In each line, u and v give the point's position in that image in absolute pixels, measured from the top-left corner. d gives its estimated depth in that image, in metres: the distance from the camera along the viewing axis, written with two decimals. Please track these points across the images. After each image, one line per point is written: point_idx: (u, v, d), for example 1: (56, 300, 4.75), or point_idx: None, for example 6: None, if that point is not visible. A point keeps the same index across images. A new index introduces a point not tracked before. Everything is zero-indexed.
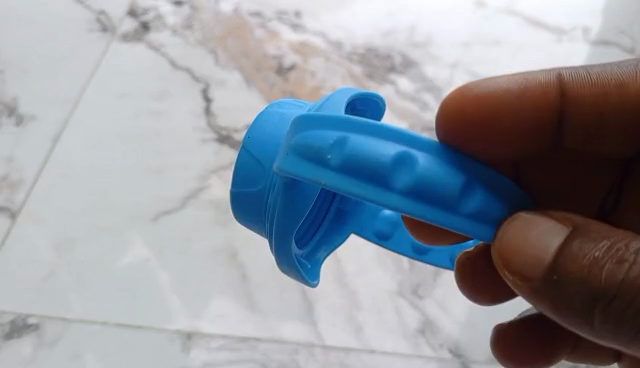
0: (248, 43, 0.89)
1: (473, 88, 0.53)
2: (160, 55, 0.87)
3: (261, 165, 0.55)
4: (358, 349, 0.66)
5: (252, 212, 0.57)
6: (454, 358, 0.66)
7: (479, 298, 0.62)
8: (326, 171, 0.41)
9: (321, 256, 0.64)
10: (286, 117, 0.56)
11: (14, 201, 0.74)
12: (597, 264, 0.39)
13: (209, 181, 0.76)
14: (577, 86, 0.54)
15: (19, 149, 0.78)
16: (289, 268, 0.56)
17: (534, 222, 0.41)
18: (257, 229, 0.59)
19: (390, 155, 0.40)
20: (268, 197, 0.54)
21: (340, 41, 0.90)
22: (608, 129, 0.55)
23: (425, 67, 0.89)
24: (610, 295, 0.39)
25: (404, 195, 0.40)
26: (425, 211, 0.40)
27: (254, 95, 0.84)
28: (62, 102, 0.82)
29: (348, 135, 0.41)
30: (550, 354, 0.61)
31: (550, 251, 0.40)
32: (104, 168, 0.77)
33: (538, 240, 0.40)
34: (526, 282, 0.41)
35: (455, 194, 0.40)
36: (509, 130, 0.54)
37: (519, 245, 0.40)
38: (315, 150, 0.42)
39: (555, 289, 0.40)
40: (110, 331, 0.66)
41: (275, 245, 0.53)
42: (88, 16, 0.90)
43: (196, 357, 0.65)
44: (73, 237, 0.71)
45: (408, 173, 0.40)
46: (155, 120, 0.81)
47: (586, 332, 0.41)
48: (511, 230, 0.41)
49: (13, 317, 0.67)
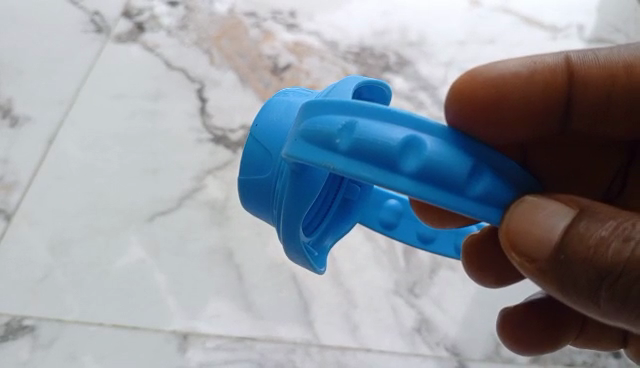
0: (243, 43, 0.89)
1: (483, 73, 0.54)
2: (155, 55, 0.87)
3: (269, 152, 0.56)
4: (355, 348, 0.66)
5: (260, 200, 0.58)
6: (451, 356, 0.66)
7: (484, 281, 0.63)
8: (336, 156, 0.41)
9: (328, 244, 0.63)
10: (292, 105, 0.57)
11: (9, 202, 0.74)
12: (603, 243, 0.39)
13: (205, 181, 0.76)
14: (586, 67, 0.56)
15: (14, 151, 0.78)
16: (299, 255, 0.56)
17: (541, 203, 0.41)
18: (265, 217, 0.59)
19: (398, 138, 0.40)
20: (275, 183, 0.55)
21: (335, 41, 0.90)
22: (615, 111, 0.57)
23: (420, 66, 0.89)
24: (615, 273, 0.39)
25: (413, 178, 0.39)
26: (434, 195, 0.39)
27: (248, 94, 0.84)
28: (57, 104, 0.82)
29: (357, 119, 0.41)
30: (557, 338, 0.61)
31: (556, 231, 0.41)
32: (99, 168, 0.77)
33: (545, 222, 0.41)
34: (533, 262, 0.42)
35: (465, 177, 0.40)
36: (518, 112, 0.56)
37: (527, 227, 0.41)
38: (324, 135, 0.42)
39: (561, 269, 0.41)
40: (106, 332, 0.66)
41: (283, 231, 0.54)
42: (83, 17, 0.90)
43: (192, 357, 0.65)
44: (69, 238, 0.71)
45: (419, 156, 0.40)
46: (150, 120, 0.81)
47: (591, 312, 0.42)
48: (519, 213, 0.41)
49: (8, 319, 0.66)
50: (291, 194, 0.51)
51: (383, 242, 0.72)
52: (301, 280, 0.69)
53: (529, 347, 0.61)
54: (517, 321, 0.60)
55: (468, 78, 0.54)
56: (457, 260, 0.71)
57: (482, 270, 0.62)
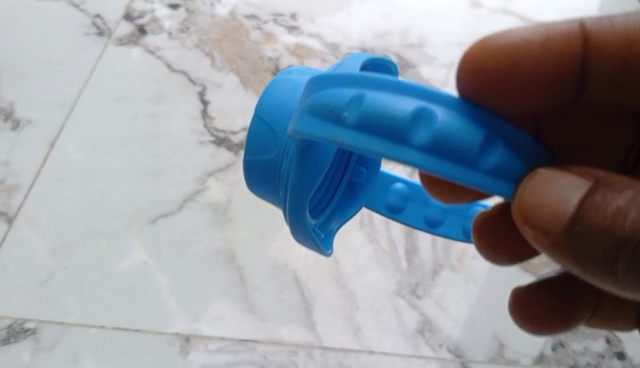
0: (244, 45, 0.89)
1: (493, 40, 0.52)
2: (156, 58, 0.87)
3: (274, 131, 0.56)
4: (358, 350, 0.65)
5: (267, 181, 0.58)
6: (454, 358, 0.65)
7: (496, 258, 0.60)
8: (343, 130, 0.41)
9: (334, 227, 0.64)
10: (298, 84, 0.57)
11: (11, 205, 0.73)
12: (621, 213, 0.37)
13: (206, 183, 0.76)
14: (601, 34, 0.54)
15: (15, 154, 0.78)
16: (306, 238, 0.56)
17: (554, 178, 0.40)
18: (271, 199, 0.60)
19: (408, 110, 0.40)
20: (282, 164, 0.55)
21: (336, 43, 0.90)
22: (631, 80, 0.55)
23: (422, 68, 0.89)
24: (634, 242, 0.37)
25: (423, 151, 0.39)
26: (444, 168, 0.39)
27: (249, 96, 0.84)
28: (58, 107, 0.82)
29: (365, 92, 0.41)
30: (572, 318, 0.59)
31: (571, 204, 0.39)
32: (101, 171, 0.77)
33: (558, 195, 0.39)
34: (547, 236, 0.40)
35: (477, 149, 0.40)
36: (529, 81, 0.54)
37: (539, 201, 0.40)
38: (331, 108, 0.42)
39: (577, 242, 0.39)
40: (108, 335, 0.66)
41: (290, 212, 0.54)
42: (84, 20, 0.90)
43: (194, 360, 0.65)
44: (71, 241, 0.71)
45: (429, 128, 0.40)
46: (151, 123, 0.81)
47: (609, 286, 0.39)
48: (530, 188, 0.40)
49: (10, 322, 0.66)
50: (297, 174, 0.52)
51: (385, 243, 0.72)
52: (304, 282, 0.69)
53: (543, 325, 0.59)
54: (528, 296, 0.59)
55: (479, 45, 0.53)
56: (459, 261, 0.71)
57: (495, 247, 0.60)
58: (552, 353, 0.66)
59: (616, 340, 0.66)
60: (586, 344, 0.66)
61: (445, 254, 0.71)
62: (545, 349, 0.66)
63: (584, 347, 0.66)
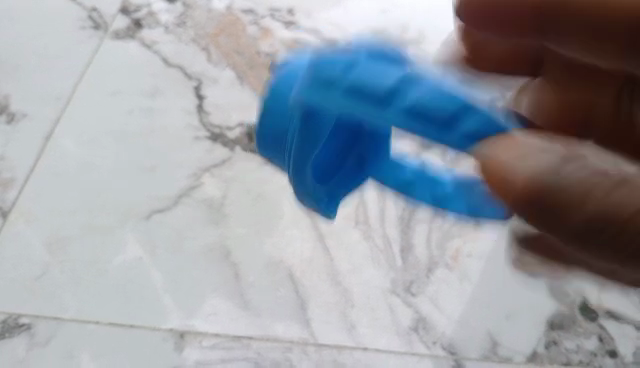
0: (241, 40, 0.89)
1: None
2: (152, 52, 0.87)
3: (283, 91, 0.50)
4: (352, 347, 0.66)
5: (272, 141, 0.52)
6: (448, 355, 0.66)
7: None
8: (335, 94, 0.40)
9: (341, 195, 0.52)
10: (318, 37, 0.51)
11: (6, 199, 0.73)
12: None
13: (202, 179, 0.76)
14: None
15: (10, 147, 0.77)
16: (308, 198, 0.51)
17: (599, 167, 0.33)
18: (277, 161, 0.53)
19: (394, 77, 0.39)
20: (289, 127, 0.50)
21: (334, 38, 0.91)
22: None
23: (420, 65, 0.89)
24: None
25: (409, 112, 0.38)
26: (424, 130, 0.39)
27: (246, 91, 0.84)
28: (54, 101, 0.82)
29: (356, 57, 0.40)
30: None
31: (630, 207, 0.32)
32: (96, 166, 0.77)
33: (617, 197, 0.32)
34: (591, 238, 0.33)
35: (464, 109, 0.38)
36: None
37: (583, 198, 0.32)
38: (325, 73, 0.41)
39: (623, 246, 0.33)
40: (102, 330, 0.66)
41: (295, 175, 0.49)
42: (81, 14, 0.90)
43: (189, 356, 0.65)
44: (66, 236, 0.71)
45: (416, 90, 0.39)
46: (147, 118, 0.81)
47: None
48: (577, 183, 0.33)
49: (5, 317, 0.66)
50: (301, 138, 0.47)
51: (380, 240, 0.72)
52: (298, 278, 0.69)
53: None
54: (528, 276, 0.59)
55: None
56: (454, 258, 0.71)
57: None
58: (545, 351, 0.66)
59: (608, 339, 0.67)
60: (579, 342, 0.66)
61: (440, 251, 0.72)
62: (538, 347, 0.66)
63: (576, 345, 0.66)
